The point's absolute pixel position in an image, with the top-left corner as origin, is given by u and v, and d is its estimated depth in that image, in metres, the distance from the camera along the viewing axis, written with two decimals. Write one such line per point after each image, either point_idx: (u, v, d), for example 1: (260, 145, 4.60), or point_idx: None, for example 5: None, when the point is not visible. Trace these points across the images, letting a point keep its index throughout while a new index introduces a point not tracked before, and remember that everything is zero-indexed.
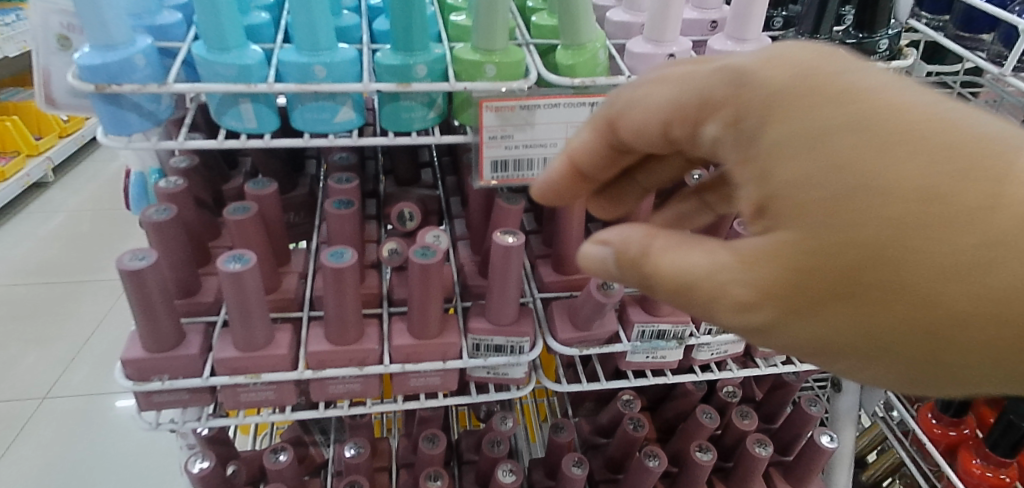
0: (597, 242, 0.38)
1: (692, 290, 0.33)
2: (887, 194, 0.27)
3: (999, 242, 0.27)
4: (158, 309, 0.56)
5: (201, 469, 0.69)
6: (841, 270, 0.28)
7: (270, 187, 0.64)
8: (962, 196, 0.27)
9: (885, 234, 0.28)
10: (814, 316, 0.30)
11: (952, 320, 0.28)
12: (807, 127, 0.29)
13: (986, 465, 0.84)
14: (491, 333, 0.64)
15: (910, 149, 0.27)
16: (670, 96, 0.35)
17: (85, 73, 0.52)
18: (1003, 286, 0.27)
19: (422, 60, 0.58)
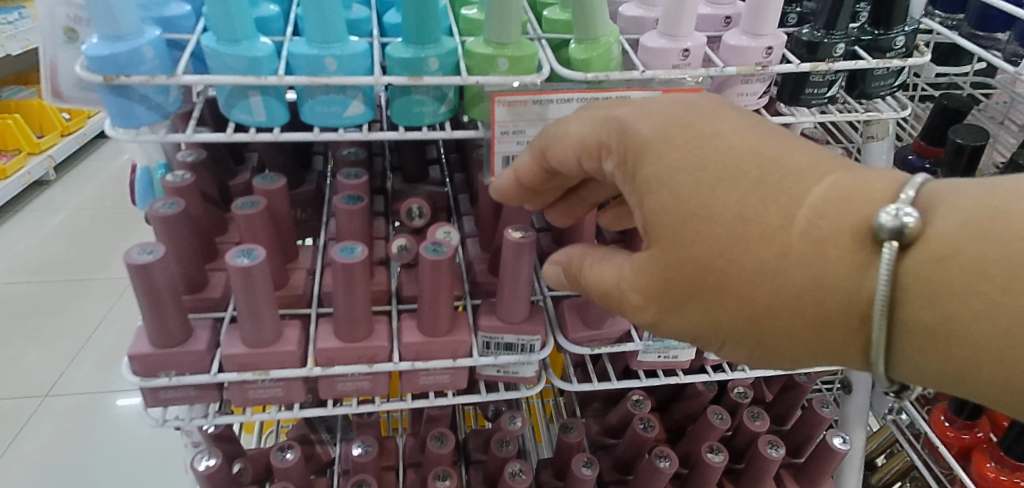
0: (555, 258, 0.54)
1: (613, 291, 0.47)
2: (708, 226, 0.39)
3: (788, 256, 0.38)
4: (166, 303, 0.55)
5: (208, 466, 0.68)
6: (684, 282, 0.41)
7: (278, 182, 0.63)
8: (763, 224, 0.38)
9: (712, 255, 0.40)
10: (681, 312, 0.43)
11: (770, 314, 0.40)
12: (661, 177, 0.42)
13: (1000, 469, 0.83)
14: (501, 332, 0.64)
15: (729, 191, 0.39)
16: (585, 144, 0.48)
17: (93, 63, 0.51)
18: (796, 286, 0.38)
19: (434, 53, 0.57)
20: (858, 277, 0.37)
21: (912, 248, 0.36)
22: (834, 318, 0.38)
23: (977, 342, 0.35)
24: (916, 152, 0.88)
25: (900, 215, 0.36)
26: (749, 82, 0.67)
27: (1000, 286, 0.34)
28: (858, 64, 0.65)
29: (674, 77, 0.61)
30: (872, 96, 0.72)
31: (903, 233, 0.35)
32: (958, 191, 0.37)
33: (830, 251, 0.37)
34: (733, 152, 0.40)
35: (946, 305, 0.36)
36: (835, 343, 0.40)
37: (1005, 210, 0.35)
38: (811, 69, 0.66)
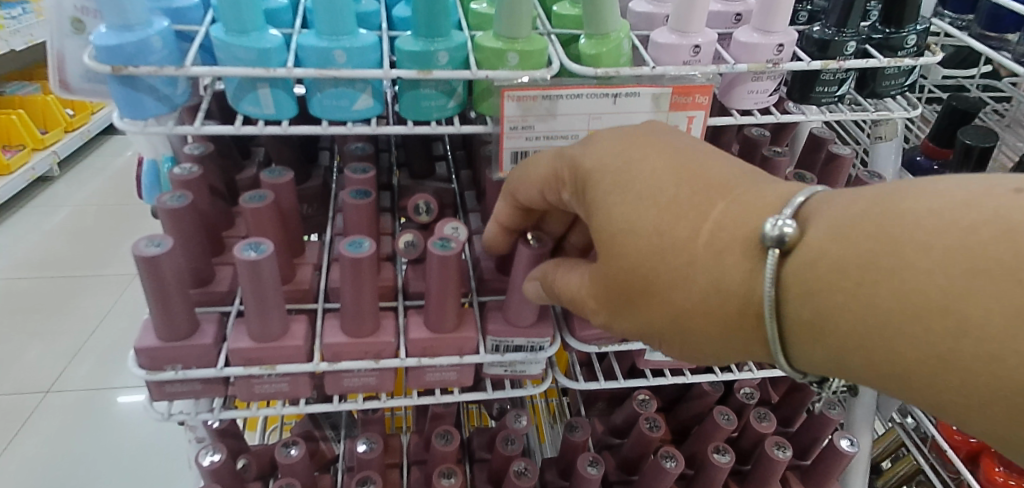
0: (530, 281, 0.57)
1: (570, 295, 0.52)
2: (629, 238, 0.46)
3: (695, 263, 0.44)
4: (173, 297, 0.55)
5: (212, 462, 0.68)
6: (618, 288, 0.47)
7: (285, 176, 0.63)
8: (675, 235, 0.44)
9: (635, 262, 0.45)
10: (621, 314, 0.49)
11: (686, 314, 0.45)
12: (600, 197, 0.48)
13: (1008, 473, 0.83)
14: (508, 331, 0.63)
15: (650, 208, 0.45)
16: (546, 175, 0.53)
17: (102, 53, 0.51)
18: (704, 290, 0.44)
19: (444, 47, 0.57)
20: (751, 281, 0.43)
21: (792, 253, 0.42)
22: (736, 316, 0.44)
23: (848, 330, 0.40)
24: (924, 153, 0.87)
25: (781, 226, 0.41)
26: (759, 80, 0.66)
27: (856, 281, 0.39)
28: (869, 63, 0.65)
29: (685, 73, 0.60)
30: (882, 95, 0.72)
31: (783, 242, 0.41)
32: (833, 200, 0.42)
33: (728, 257, 0.43)
34: (657, 175, 0.46)
35: (819, 301, 0.40)
36: (747, 340, 0.45)
37: (866, 214, 0.39)
38: (822, 67, 0.65)
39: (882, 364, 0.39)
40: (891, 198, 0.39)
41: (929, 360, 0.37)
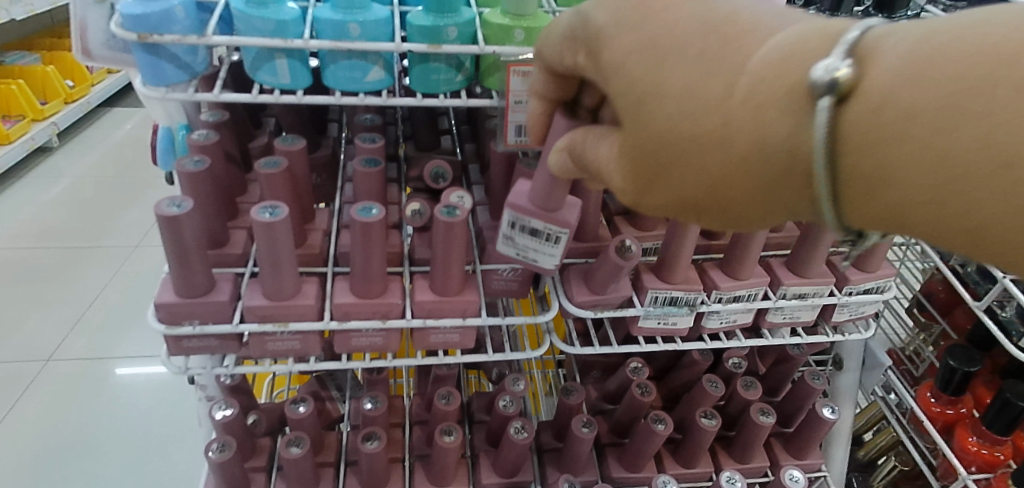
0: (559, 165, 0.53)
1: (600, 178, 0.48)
2: (657, 100, 0.41)
3: (731, 122, 0.38)
4: (193, 256, 0.58)
5: (224, 416, 0.72)
6: (642, 162, 0.43)
7: (298, 143, 0.66)
8: (705, 92, 0.39)
9: (661, 131, 0.41)
10: (648, 199, 0.45)
11: (721, 184, 0.40)
12: (623, 58, 0.43)
13: (981, 443, 0.86)
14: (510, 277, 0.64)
15: (675, 65, 0.40)
16: (566, 39, 0.47)
17: (128, 22, 0.53)
18: (742, 150, 0.38)
19: (453, 22, 0.59)
20: (800, 133, 0.37)
21: (848, 101, 0.35)
22: (780, 174, 0.38)
23: (909, 185, 0.35)
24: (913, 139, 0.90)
25: (836, 69, 0.35)
26: None
27: (927, 129, 0.33)
28: None
29: None
30: None
31: (837, 87, 0.35)
32: (897, 32, 0.36)
33: (769, 112, 0.37)
34: (683, 29, 0.41)
35: (886, 151, 0.35)
36: (791, 208, 0.40)
37: (940, 53, 0.34)
38: None
39: (950, 220, 0.35)
40: (976, 32, 0.33)
41: (1000, 210, 0.33)
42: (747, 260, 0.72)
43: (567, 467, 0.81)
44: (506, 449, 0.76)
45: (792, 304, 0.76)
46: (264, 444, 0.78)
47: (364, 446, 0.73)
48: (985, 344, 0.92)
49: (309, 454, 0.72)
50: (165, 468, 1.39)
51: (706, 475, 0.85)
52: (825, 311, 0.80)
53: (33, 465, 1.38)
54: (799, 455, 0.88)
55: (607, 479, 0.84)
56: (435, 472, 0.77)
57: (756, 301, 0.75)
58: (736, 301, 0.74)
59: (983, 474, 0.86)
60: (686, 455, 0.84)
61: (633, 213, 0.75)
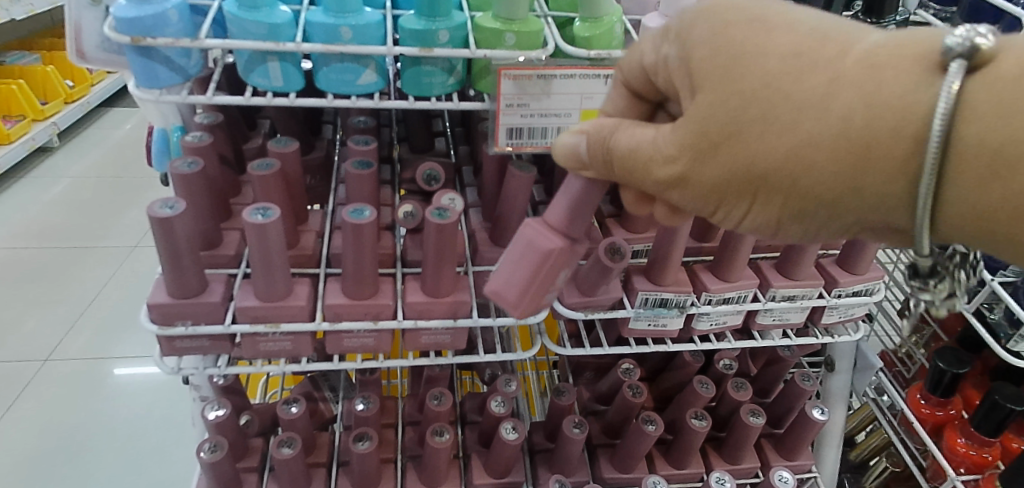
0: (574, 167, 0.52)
1: (642, 160, 0.46)
2: (758, 57, 0.41)
3: (841, 78, 0.39)
4: (185, 257, 0.58)
5: (217, 416, 0.73)
6: (717, 119, 0.42)
7: (292, 145, 0.66)
8: (816, 55, 0.40)
9: (757, 84, 0.41)
10: (709, 162, 0.43)
11: (807, 143, 0.40)
12: (720, 31, 0.43)
13: (970, 444, 0.87)
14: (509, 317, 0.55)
15: (784, 36, 0.41)
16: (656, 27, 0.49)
17: (121, 25, 0.54)
18: (848, 107, 0.39)
19: (444, 26, 0.60)
20: (915, 95, 0.37)
21: (975, 75, 0.37)
22: (884, 136, 0.38)
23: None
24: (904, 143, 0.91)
25: (970, 37, 0.37)
26: None
27: None
28: None
29: None
30: None
31: (972, 51, 0.37)
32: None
33: (886, 71, 0.38)
34: (793, 16, 0.43)
35: (1007, 124, 0.36)
36: (875, 185, 0.40)
37: None
38: None
39: None
40: None
41: None
42: (736, 262, 0.73)
43: (558, 467, 0.81)
44: (497, 449, 0.76)
45: (782, 305, 0.76)
46: (257, 444, 0.79)
47: (356, 447, 0.73)
48: (975, 347, 0.94)
49: (300, 454, 0.73)
50: (161, 467, 1.40)
51: (697, 476, 0.85)
52: (814, 314, 0.81)
53: (29, 466, 1.38)
54: (789, 456, 0.88)
55: (599, 480, 0.84)
56: (427, 472, 0.77)
57: (746, 303, 0.76)
58: (726, 303, 0.75)
59: (972, 475, 0.86)
60: (677, 456, 0.84)
61: (624, 215, 0.76)
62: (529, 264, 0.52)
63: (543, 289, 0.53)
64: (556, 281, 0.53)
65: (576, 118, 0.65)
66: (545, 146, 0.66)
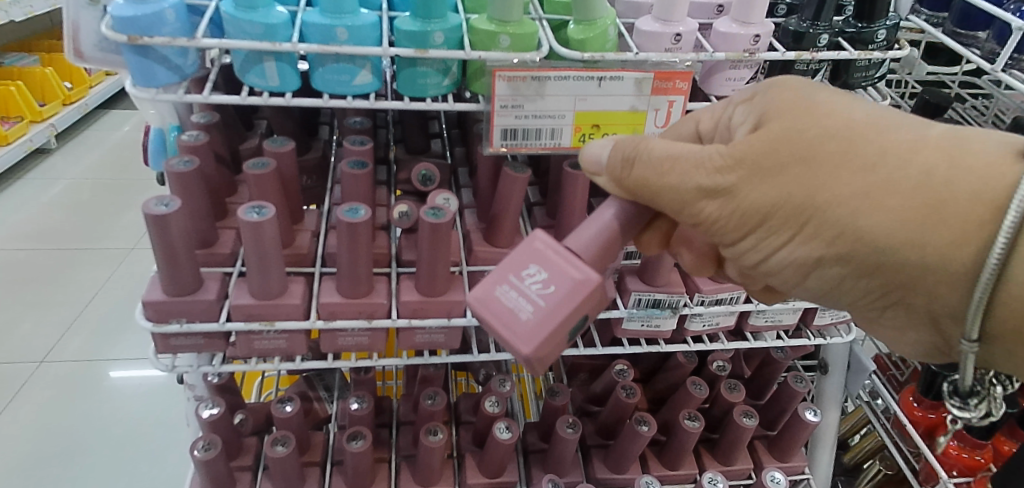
0: (594, 177, 0.54)
1: (688, 169, 0.49)
2: (836, 111, 0.48)
3: (924, 147, 0.45)
4: (181, 255, 0.59)
5: (211, 414, 0.73)
6: (783, 146, 0.47)
7: (288, 145, 0.67)
8: (898, 124, 0.47)
9: (841, 126, 0.47)
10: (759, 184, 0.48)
11: (874, 184, 0.45)
12: (803, 94, 0.49)
13: (962, 447, 0.88)
14: (483, 324, 0.48)
15: (862, 107, 0.48)
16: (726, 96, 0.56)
17: (119, 24, 0.54)
18: (921, 168, 0.44)
19: (439, 28, 0.61)
20: (997, 174, 0.43)
21: None
22: (961, 199, 0.43)
23: None
24: None
25: None
26: (737, 68, 0.70)
27: None
28: (840, 54, 0.68)
29: (666, 60, 0.64)
30: (852, 86, 0.74)
31: None
32: None
33: (970, 151, 0.44)
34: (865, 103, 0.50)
35: None
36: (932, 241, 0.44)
37: None
38: (796, 57, 0.68)
39: None
40: None
41: None
42: None
43: (552, 468, 0.82)
44: (491, 449, 0.77)
45: (774, 306, 0.77)
46: (251, 444, 0.79)
47: (350, 446, 0.74)
48: None
49: (294, 453, 0.73)
50: (157, 469, 1.40)
51: (690, 477, 0.86)
52: (807, 315, 0.82)
53: (23, 467, 1.38)
54: (782, 458, 0.88)
55: (592, 480, 0.85)
56: (421, 472, 0.78)
57: (739, 304, 0.76)
58: (719, 304, 0.75)
59: (964, 478, 0.86)
60: (671, 457, 0.84)
61: None
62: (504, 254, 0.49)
63: (515, 281, 0.48)
64: (533, 275, 0.48)
65: (570, 119, 0.65)
66: (540, 147, 0.66)
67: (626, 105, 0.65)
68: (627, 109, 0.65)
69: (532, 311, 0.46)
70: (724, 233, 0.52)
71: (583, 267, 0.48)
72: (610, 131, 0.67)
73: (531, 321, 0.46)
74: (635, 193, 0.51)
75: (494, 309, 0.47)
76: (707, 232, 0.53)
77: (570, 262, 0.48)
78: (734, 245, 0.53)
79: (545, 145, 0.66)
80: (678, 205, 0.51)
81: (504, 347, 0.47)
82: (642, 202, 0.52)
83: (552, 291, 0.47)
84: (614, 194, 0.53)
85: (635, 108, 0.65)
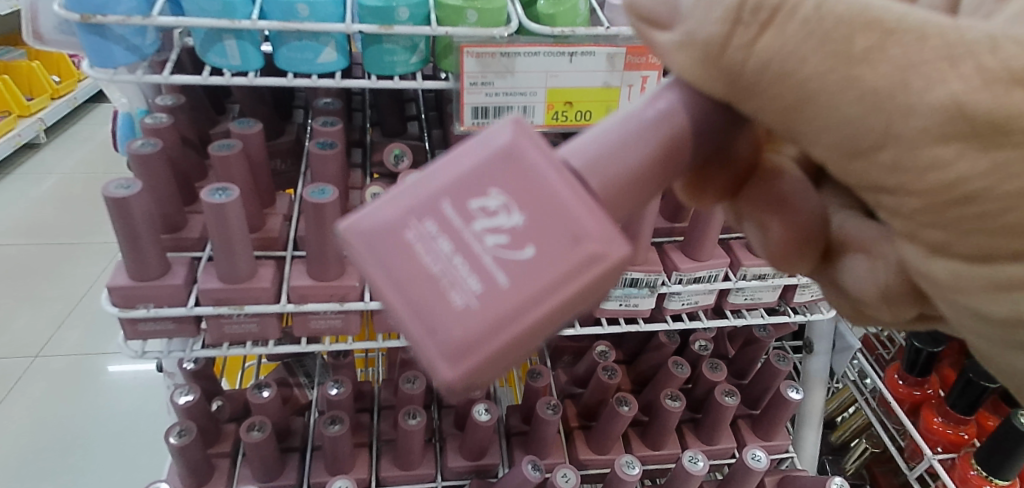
0: (653, 37, 0.34)
1: (926, 59, 0.27)
2: None
3: None
4: (144, 239, 0.58)
5: (187, 401, 0.73)
6: None
7: (254, 127, 0.66)
8: None
9: None
10: None
11: None
12: None
13: (946, 423, 0.86)
14: (383, 292, 0.31)
15: None
16: None
17: (71, 2, 0.53)
18: None
19: (405, 3, 0.60)
20: None
21: None
22: None
23: None
24: None
25: None
26: None
27: None
28: None
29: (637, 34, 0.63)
30: None
31: None
32: None
33: None
34: None
35: None
36: None
37: None
38: None
39: None
40: None
41: None
42: (707, 241, 0.72)
43: (533, 449, 0.81)
44: (471, 432, 0.76)
45: (753, 284, 0.76)
46: (230, 430, 0.79)
47: (327, 430, 0.73)
48: None
49: (271, 438, 0.73)
50: (150, 459, 1.40)
51: (672, 456, 0.85)
52: (786, 293, 0.81)
53: (19, 462, 1.38)
54: (766, 436, 0.88)
55: (574, 461, 0.84)
56: (400, 456, 0.77)
57: (717, 282, 0.75)
58: (697, 283, 0.75)
59: (948, 454, 0.85)
60: (653, 437, 0.84)
61: None
62: (442, 166, 0.32)
63: (455, 225, 0.31)
64: (490, 216, 0.31)
65: (542, 96, 0.64)
66: None
67: (599, 81, 0.64)
68: (599, 85, 0.64)
69: (479, 286, 0.30)
70: (990, 237, 0.30)
71: (581, 221, 0.31)
72: (582, 108, 0.66)
73: (472, 306, 0.30)
74: (758, 88, 0.31)
75: (409, 271, 0.31)
76: (940, 224, 0.30)
77: (558, 201, 0.31)
78: (988, 272, 0.31)
79: None
80: (875, 135, 0.29)
81: (411, 340, 0.31)
82: (769, 101, 0.31)
83: (520, 257, 0.31)
84: (692, 80, 0.33)
85: (607, 84, 0.64)
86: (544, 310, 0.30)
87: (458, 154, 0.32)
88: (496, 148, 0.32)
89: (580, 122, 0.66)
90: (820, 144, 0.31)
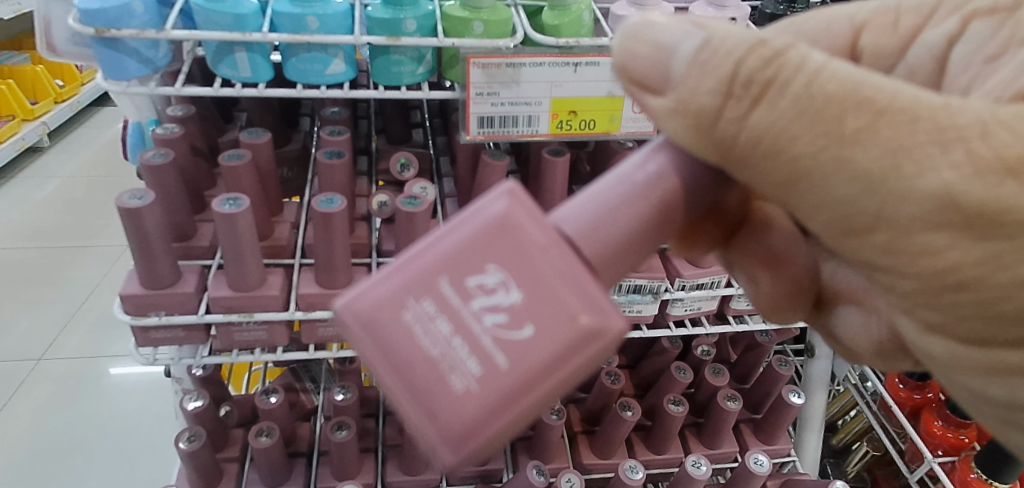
0: (648, 100, 0.36)
1: (915, 143, 0.29)
2: None
3: None
4: (157, 249, 0.59)
5: (196, 407, 0.74)
6: None
7: (263, 137, 0.67)
8: None
9: None
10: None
11: None
12: None
13: (947, 426, 0.87)
14: (384, 376, 0.33)
15: None
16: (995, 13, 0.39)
17: (85, 16, 0.54)
18: None
19: (411, 15, 0.61)
20: None
21: None
22: None
23: None
24: None
25: None
26: None
27: None
28: None
29: None
30: None
31: None
32: None
33: None
34: None
35: None
36: None
37: None
38: None
39: None
40: None
41: None
42: None
43: (537, 453, 0.82)
44: None
45: None
46: (237, 435, 0.80)
47: (334, 435, 0.74)
48: None
49: (279, 443, 0.73)
50: (152, 463, 1.40)
51: (675, 460, 0.86)
52: None
53: (24, 464, 1.38)
54: (768, 440, 0.89)
55: (578, 466, 0.85)
56: (406, 461, 0.78)
57: (719, 288, 0.76)
58: (700, 289, 0.76)
59: (948, 457, 0.86)
60: (656, 442, 0.85)
61: None
62: (439, 244, 0.33)
63: (453, 305, 0.33)
64: (487, 293, 0.32)
65: (547, 106, 0.65)
66: (518, 134, 0.66)
67: (603, 91, 0.65)
68: (604, 95, 0.65)
69: (477, 369, 0.32)
70: (984, 321, 0.33)
71: (578, 295, 0.32)
72: (587, 117, 0.67)
73: (472, 390, 0.32)
74: (751, 158, 0.33)
75: (408, 355, 0.33)
76: (935, 307, 0.33)
77: (554, 274, 0.32)
78: (983, 354, 0.34)
79: (522, 133, 0.66)
80: (869, 216, 0.31)
81: (413, 423, 0.32)
82: (763, 170, 0.33)
83: (516, 336, 0.32)
84: (686, 145, 0.34)
85: (611, 94, 0.65)
86: (541, 389, 0.32)
87: (454, 228, 0.33)
88: (491, 220, 0.33)
89: (585, 131, 0.67)
90: (813, 218, 0.33)
